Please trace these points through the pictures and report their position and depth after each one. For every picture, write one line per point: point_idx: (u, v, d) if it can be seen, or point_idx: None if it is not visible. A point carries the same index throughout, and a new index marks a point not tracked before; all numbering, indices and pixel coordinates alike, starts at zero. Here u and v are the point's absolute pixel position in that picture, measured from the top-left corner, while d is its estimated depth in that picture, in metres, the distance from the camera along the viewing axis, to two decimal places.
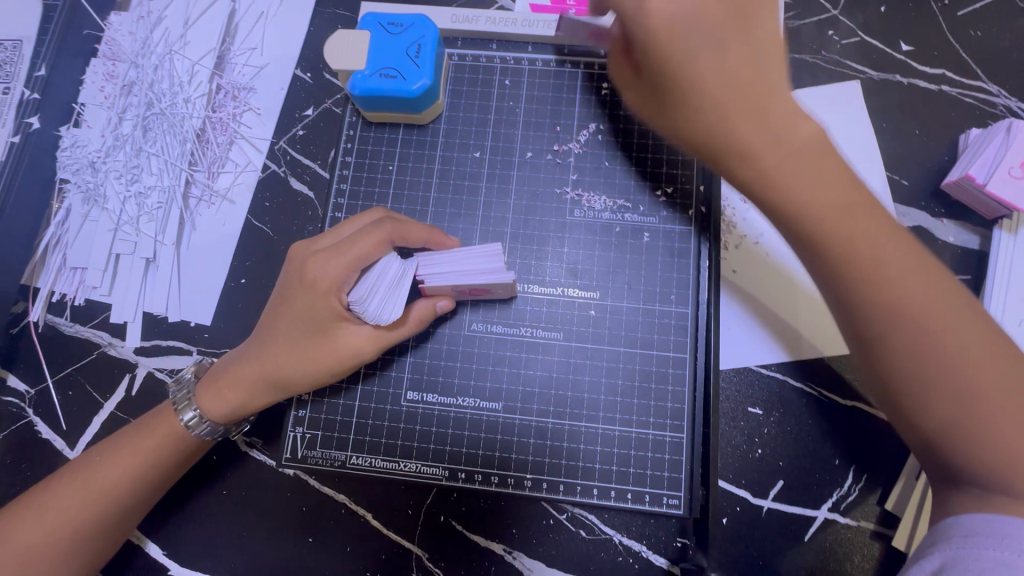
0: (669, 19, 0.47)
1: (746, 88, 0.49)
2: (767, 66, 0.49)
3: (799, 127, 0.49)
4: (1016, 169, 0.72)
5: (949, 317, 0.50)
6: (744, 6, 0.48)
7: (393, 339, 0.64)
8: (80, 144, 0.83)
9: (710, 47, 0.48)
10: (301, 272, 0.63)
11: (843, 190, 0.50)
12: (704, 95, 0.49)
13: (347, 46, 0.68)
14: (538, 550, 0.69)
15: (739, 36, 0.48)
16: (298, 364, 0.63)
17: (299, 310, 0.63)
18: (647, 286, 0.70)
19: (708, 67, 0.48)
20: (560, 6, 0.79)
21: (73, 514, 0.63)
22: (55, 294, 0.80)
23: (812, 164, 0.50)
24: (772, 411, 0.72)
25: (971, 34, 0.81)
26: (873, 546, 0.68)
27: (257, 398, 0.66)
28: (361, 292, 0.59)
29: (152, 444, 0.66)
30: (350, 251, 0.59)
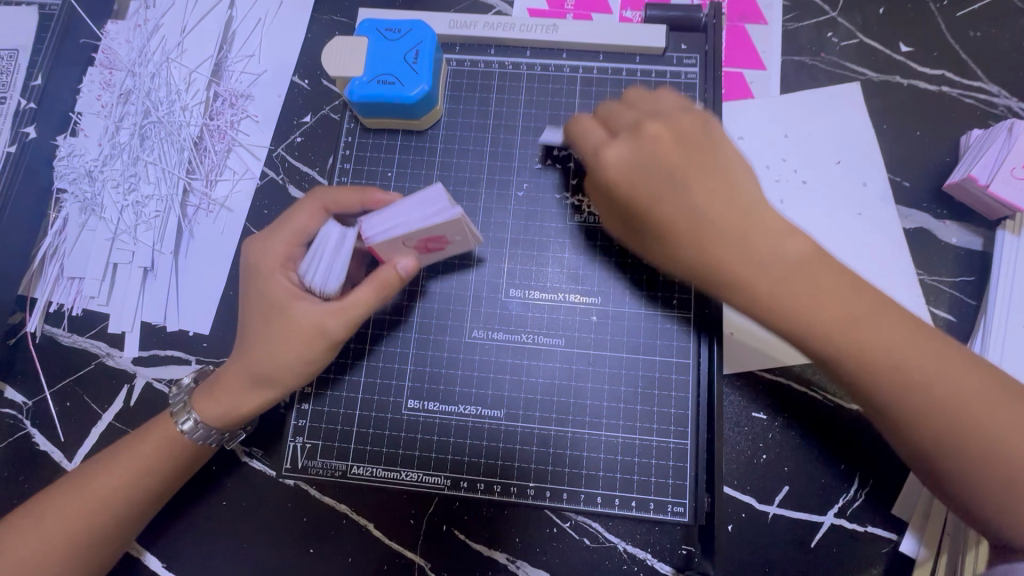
0: (625, 180, 0.53)
1: (722, 219, 0.50)
2: (739, 194, 0.51)
3: (789, 249, 0.50)
4: (1019, 170, 0.71)
5: (990, 403, 0.48)
6: (698, 148, 0.53)
7: (354, 310, 0.61)
8: (77, 153, 0.83)
9: (671, 190, 0.51)
10: (247, 266, 0.65)
11: (846, 303, 0.50)
12: (683, 226, 0.51)
13: (344, 54, 0.68)
14: (541, 560, 0.69)
15: (698, 172, 0.52)
16: (270, 354, 0.62)
17: (259, 302, 0.63)
18: (649, 290, 0.69)
19: (674, 208, 0.51)
20: (558, 11, 0.83)
21: (71, 525, 0.62)
22: (53, 304, 0.79)
23: (810, 281, 0.50)
24: (777, 416, 0.71)
25: (971, 34, 0.81)
26: (882, 551, 0.68)
27: (245, 399, 0.64)
28: (306, 262, 0.61)
29: (148, 453, 0.65)
30: (289, 226, 0.64)
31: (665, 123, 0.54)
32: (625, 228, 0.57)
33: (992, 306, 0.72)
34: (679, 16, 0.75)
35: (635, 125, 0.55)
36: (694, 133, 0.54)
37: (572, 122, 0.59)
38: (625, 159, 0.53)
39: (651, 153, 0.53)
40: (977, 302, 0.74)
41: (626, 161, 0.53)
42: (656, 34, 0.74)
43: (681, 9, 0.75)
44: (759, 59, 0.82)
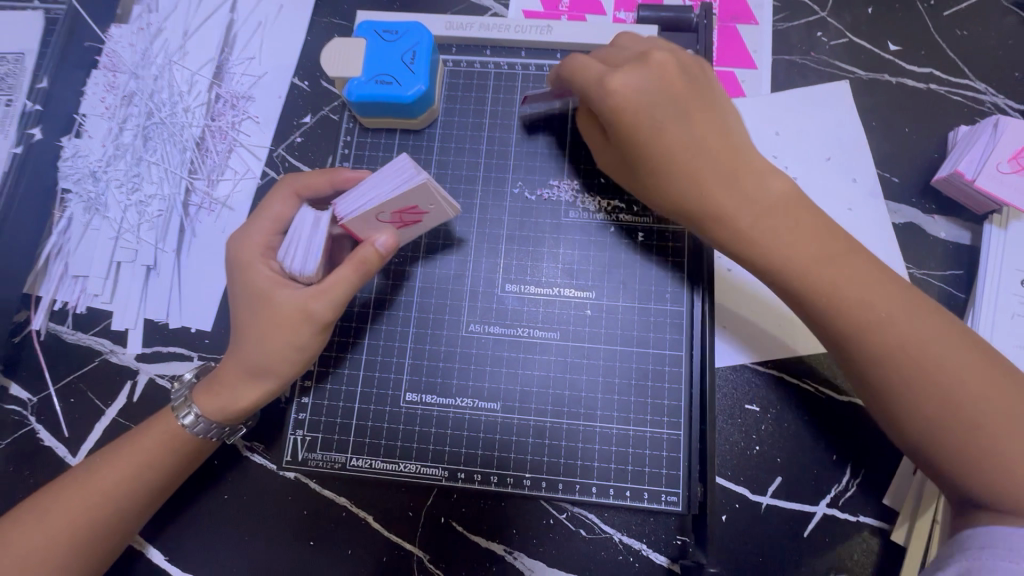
0: (632, 108, 0.57)
1: (714, 150, 0.57)
2: (729, 135, 0.58)
3: (768, 184, 0.57)
4: (1005, 165, 0.73)
5: (954, 353, 0.52)
6: (701, 90, 0.59)
7: (339, 289, 0.62)
8: (81, 154, 0.84)
9: (676, 118, 0.57)
10: (234, 260, 0.66)
11: (813, 233, 0.56)
12: (677, 152, 0.57)
13: (343, 54, 0.70)
14: (538, 551, 0.70)
15: (700, 109, 0.58)
16: (261, 343, 0.63)
17: (244, 293, 0.65)
18: (643, 285, 0.70)
19: (676, 134, 0.57)
20: (553, 13, 0.85)
21: (75, 516, 0.63)
22: (57, 302, 0.81)
23: (788, 211, 0.56)
24: (769, 408, 0.72)
25: (958, 34, 0.83)
26: (874, 541, 0.69)
27: (239, 391, 0.65)
28: (283, 249, 0.64)
29: (150, 443, 0.67)
30: (266, 215, 0.67)
31: (672, 56, 0.60)
32: (618, 155, 0.62)
33: (980, 298, 0.73)
34: (671, 17, 0.77)
35: (643, 57, 0.60)
36: (698, 80, 0.60)
37: (568, 62, 0.63)
38: (636, 88, 0.57)
39: (661, 82, 0.58)
40: (965, 295, 0.75)
41: (636, 87, 0.57)
42: (649, 34, 0.76)
43: (673, 10, 0.77)
44: (750, 58, 0.84)
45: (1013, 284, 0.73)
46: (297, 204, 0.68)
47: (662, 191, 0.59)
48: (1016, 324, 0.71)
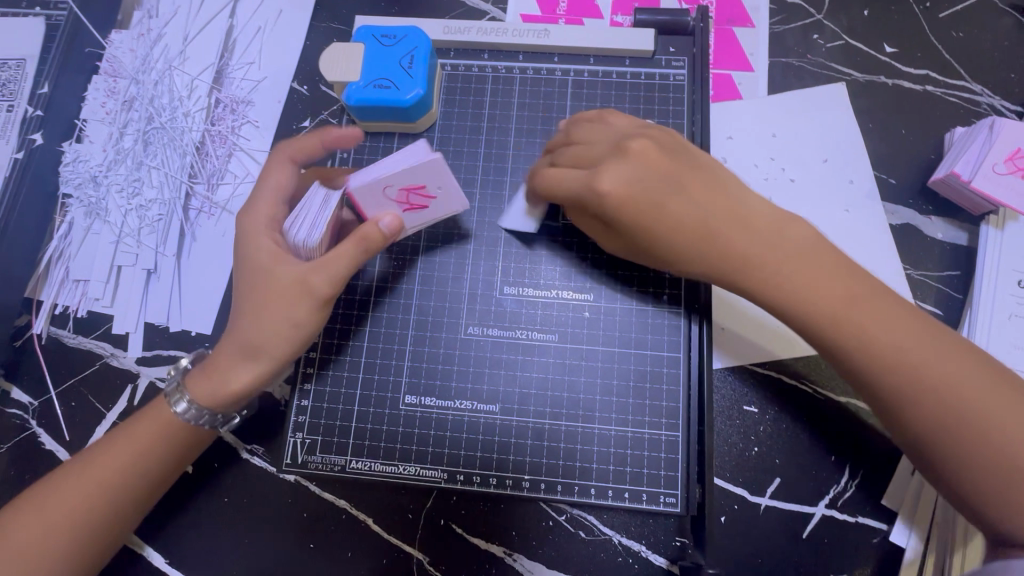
0: (632, 195, 0.57)
1: (722, 213, 0.58)
2: (727, 191, 0.59)
3: (785, 234, 0.58)
4: (1001, 166, 0.73)
5: (984, 390, 0.54)
6: (688, 166, 0.60)
7: (338, 265, 0.61)
8: (82, 159, 0.85)
9: (675, 193, 0.58)
10: (236, 235, 0.66)
11: (836, 276, 0.57)
12: (686, 228, 0.57)
13: (342, 60, 0.70)
14: (538, 552, 0.70)
15: (694, 181, 0.59)
16: (259, 320, 0.63)
17: (244, 269, 0.64)
18: (640, 286, 0.71)
19: (682, 208, 0.57)
20: (551, 17, 0.85)
21: (75, 506, 0.63)
22: (58, 306, 0.81)
23: (811, 262, 0.57)
24: (767, 409, 0.72)
25: (953, 35, 0.83)
26: (873, 542, 0.69)
27: (234, 371, 0.65)
28: (290, 219, 0.64)
29: (152, 429, 0.67)
30: (269, 189, 0.67)
31: (649, 140, 0.60)
32: (626, 241, 0.62)
33: (978, 299, 0.73)
34: (668, 20, 0.77)
35: (619, 147, 0.60)
36: (679, 150, 0.61)
37: (546, 173, 0.62)
38: (626, 178, 0.57)
39: (651, 166, 0.58)
40: (962, 296, 0.75)
41: (627, 173, 0.57)
42: (645, 37, 0.76)
43: (669, 13, 0.78)
44: (747, 61, 0.84)
45: (1010, 284, 0.74)
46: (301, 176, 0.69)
47: (684, 264, 0.59)
48: (1013, 324, 0.72)
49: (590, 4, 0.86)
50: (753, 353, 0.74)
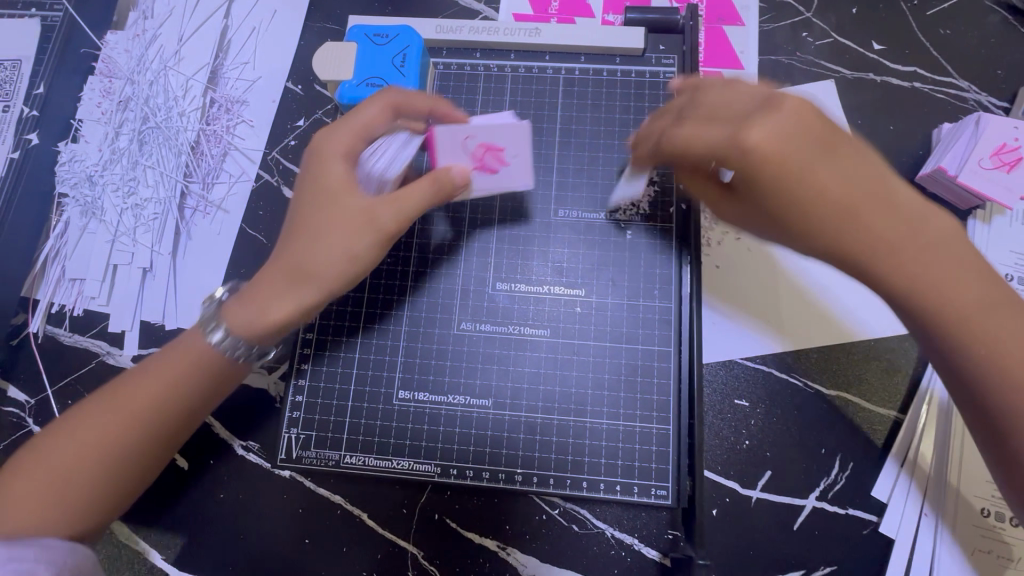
0: (779, 151, 0.51)
1: (871, 190, 0.53)
2: (874, 167, 0.54)
3: (928, 222, 0.53)
4: (986, 161, 0.73)
5: None
6: (833, 134, 0.53)
7: (412, 201, 0.62)
8: (78, 158, 0.85)
9: (825, 158, 0.52)
10: (312, 162, 0.65)
11: (971, 275, 0.53)
12: (829, 201, 0.52)
13: (335, 58, 0.72)
14: (531, 546, 0.70)
15: (845, 146, 0.53)
16: (324, 247, 0.62)
17: (312, 197, 0.64)
18: (631, 282, 0.71)
19: (829, 178, 0.52)
20: (543, 16, 0.86)
21: (104, 441, 0.58)
22: (55, 305, 0.82)
23: (947, 255, 0.53)
24: (758, 403, 0.73)
25: (940, 33, 0.84)
26: (863, 534, 0.69)
27: (285, 306, 0.62)
28: (370, 146, 0.67)
29: (175, 365, 0.61)
30: (356, 121, 0.65)
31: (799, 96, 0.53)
32: (748, 207, 0.58)
33: None
34: (658, 18, 0.78)
35: (767, 101, 0.53)
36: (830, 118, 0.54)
37: (679, 128, 0.57)
38: (776, 131, 0.51)
39: (800, 124, 0.52)
40: None
41: (776, 129, 0.51)
42: (634, 35, 0.77)
43: (659, 12, 0.78)
44: (737, 59, 0.85)
45: None
46: (391, 117, 0.66)
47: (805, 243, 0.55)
48: None
49: (582, 3, 0.87)
50: (829, 312, 0.75)
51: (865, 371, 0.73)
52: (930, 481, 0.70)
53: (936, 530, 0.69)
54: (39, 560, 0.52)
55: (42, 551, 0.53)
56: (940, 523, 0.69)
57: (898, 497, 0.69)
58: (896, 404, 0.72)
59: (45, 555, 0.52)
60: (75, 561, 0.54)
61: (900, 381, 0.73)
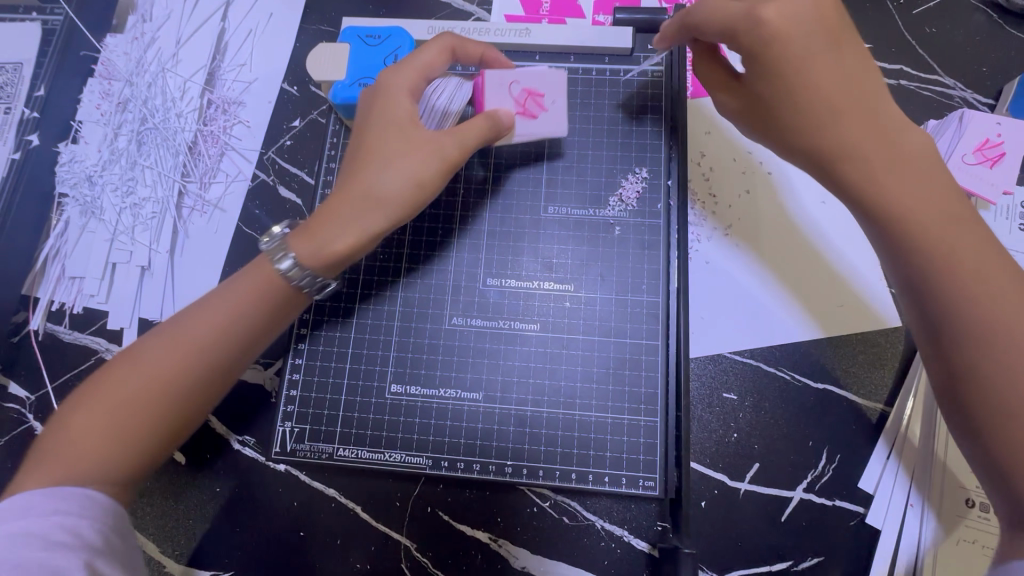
0: (787, 32, 0.59)
1: (859, 92, 0.60)
2: (873, 79, 0.60)
3: (909, 135, 0.59)
4: (970, 156, 0.74)
5: None
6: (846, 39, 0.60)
7: (471, 131, 0.66)
8: (78, 159, 0.87)
9: (827, 51, 0.59)
10: (378, 97, 0.66)
11: (942, 189, 0.57)
12: (824, 96, 0.59)
13: (328, 58, 0.73)
14: (522, 537, 0.71)
15: (851, 49, 0.60)
16: (394, 172, 0.63)
17: (381, 127, 0.65)
18: (620, 277, 0.72)
19: (824, 68, 0.59)
20: (534, 17, 0.87)
21: (196, 352, 0.58)
22: (55, 303, 0.83)
23: (923, 167, 0.58)
24: (746, 396, 0.74)
25: (926, 31, 0.85)
26: (850, 525, 0.70)
27: (355, 231, 0.62)
28: (432, 85, 0.72)
29: (217, 314, 0.59)
30: (419, 60, 0.67)
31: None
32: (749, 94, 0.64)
33: None
34: (645, 19, 0.79)
35: None
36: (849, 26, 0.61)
37: (701, 7, 0.62)
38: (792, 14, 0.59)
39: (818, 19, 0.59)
40: None
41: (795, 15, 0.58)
42: (623, 35, 0.79)
43: (647, 12, 0.80)
44: None
45: None
46: (448, 59, 0.70)
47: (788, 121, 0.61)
48: None
49: (572, 4, 0.88)
50: (842, 256, 0.78)
51: (851, 364, 0.74)
52: (917, 468, 0.71)
53: (921, 516, 0.69)
54: (83, 516, 0.52)
55: (84, 506, 0.52)
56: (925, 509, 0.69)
57: (885, 483, 0.70)
58: (883, 397, 0.73)
59: (87, 512, 0.52)
60: (114, 520, 0.54)
61: (886, 375, 0.74)
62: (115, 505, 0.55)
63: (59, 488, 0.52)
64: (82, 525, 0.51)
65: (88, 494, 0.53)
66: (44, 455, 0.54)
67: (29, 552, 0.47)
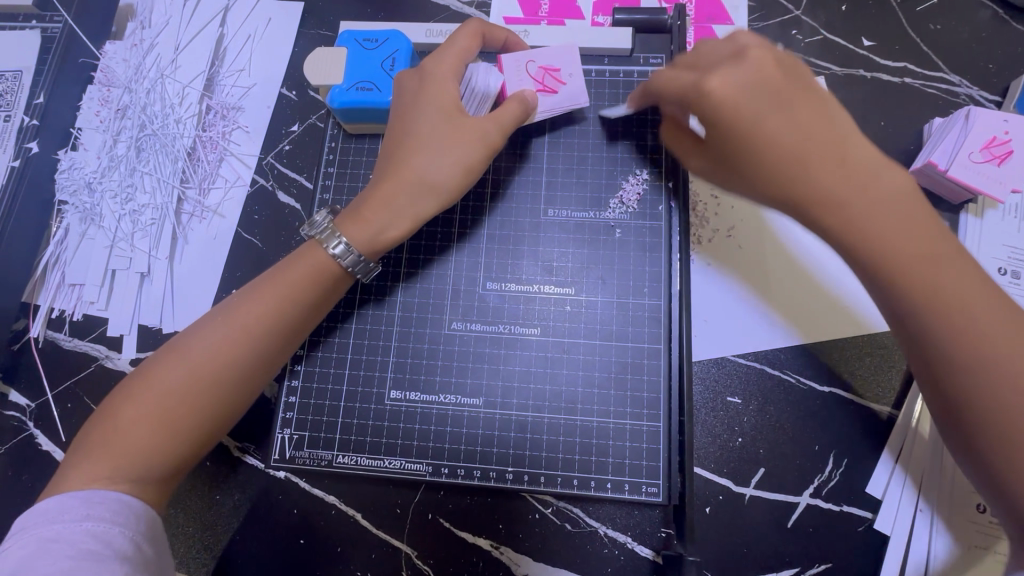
0: (733, 97, 0.55)
1: (826, 144, 0.54)
2: (840, 123, 0.55)
3: (889, 178, 0.52)
4: (977, 155, 0.73)
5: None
6: (797, 81, 0.56)
7: (507, 113, 0.67)
8: (77, 166, 0.87)
9: (780, 110, 0.55)
10: (419, 83, 0.67)
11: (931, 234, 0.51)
12: (779, 151, 0.54)
13: (325, 63, 0.72)
14: (524, 545, 0.70)
15: (803, 99, 0.55)
16: (438, 155, 0.65)
17: (426, 111, 0.65)
18: (621, 280, 0.71)
19: (778, 125, 0.54)
20: (533, 19, 0.87)
21: (227, 352, 0.59)
22: (55, 310, 0.83)
23: (903, 213, 0.52)
24: (751, 400, 0.73)
25: (931, 28, 0.84)
26: (858, 530, 0.69)
27: (402, 220, 0.65)
28: (469, 70, 0.69)
29: (253, 314, 0.61)
30: (451, 50, 0.68)
31: (768, 50, 0.57)
32: (713, 156, 0.60)
33: None
34: (645, 19, 0.79)
35: (736, 52, 0.57)
36: (804, 73, 0.57)
37: (661, 76, 0.64)
38: (735, 82, 0.56)
39: (759, 75, 0.56)
40: None
41: (733, 78, 0.55)
42: (623, 35, 0.78)
43: (648, 12, 0.79)
44: None
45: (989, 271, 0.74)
46: (478, 46, 0.70)
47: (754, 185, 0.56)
48: None
49: (572, 5, 0.88)
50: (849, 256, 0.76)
51: (858, 367, 0.73)
52: (926, 475, 0.69)
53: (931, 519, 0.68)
54: (115, 522, 0.52)
55: (117, 513, 0.53)
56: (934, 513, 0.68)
57: (894, 486, 0.69)
58: (891, 401, 0.72)
59: (119, 518, 0.53)
60: (145, 529, 0.54)
61: (894, 377, 0.72)
62: (148, 511, 0.56)
63: (97, 492, 0.53)
64: (112, 532, 0.52)
65: (124, 499, 0.54)
66: (89, 452, 0.55)
67: (60, 560, 0.48)
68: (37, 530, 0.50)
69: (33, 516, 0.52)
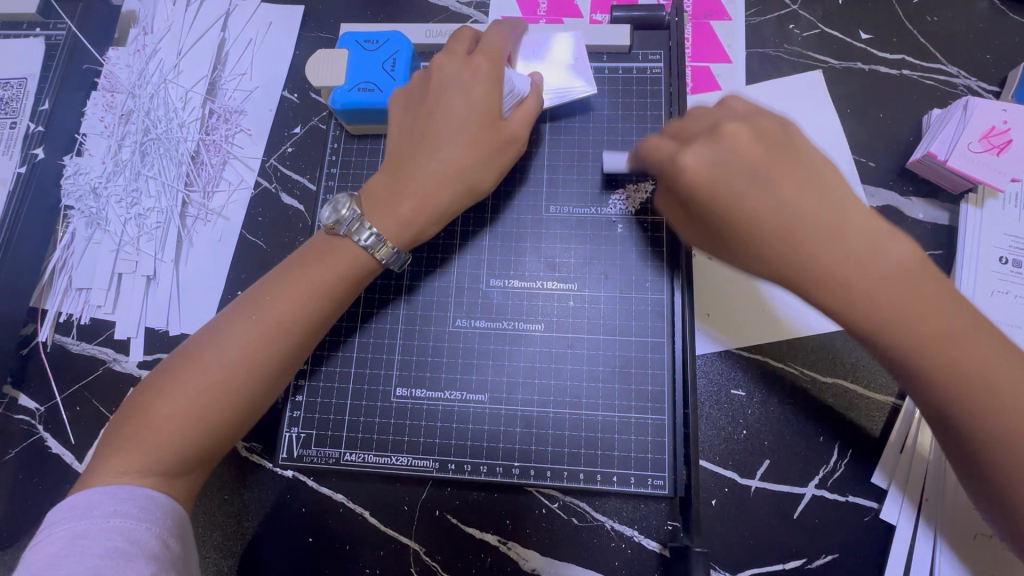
0: (713, 176, 0.55)
1: (812, 219, 0.53)
2: (828, 194, 0.54)
3: (888, 251, 0.52)
4: (976, 144, 0.73)
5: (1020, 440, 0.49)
6: (777, 148, 0.56)
7: (532, 107, 0.68)
8: (83, 171, 0.88)
9: (758, 187, 0.54)
10: (465, 72, 0.66)
11: (934, 308, 0.51)
12: (769, 230, 0.53)
13: (326, 65, 0.72)
14: (532, 540, 0.71)
15: (786, 172, 0.55)
16: (479, 156, 0.65)
17: (471, 104, 0.65)
18: (623, 275, 0.72)
19: (762, 204, 0.54)
20: (532, 18, 0.88)
21: (255, 351, 0.60)
22: (62, 314, 0.84)
23: (902, 287, 0.51)
24: (755, 393, 0.73)
25: (928, 20, 0.84)
26: (864, 520, 0.69)
27: (440, 212, 0.65)
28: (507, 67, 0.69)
29: (283, 311, 0.61)
30: (497, 42, 0.68)
31: (744, 123, 0.57)
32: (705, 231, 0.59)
33: (961, 275, 0.74)
34: (642, 15, 0.79)
35: (713, 128, 0.57)
36: (777, 139, 0.56)
37: (645, 142, 0.62)
38: (706, 160, 0.55)
39: (740, 153, 0.55)
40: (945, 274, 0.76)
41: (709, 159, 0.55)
42: (621, 33, 0.78)
43: (645, 9, 0.79)
44: (725, 52, 0.86)
45: (989, 261, 0.75)
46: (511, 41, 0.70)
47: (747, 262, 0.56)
48: (995, 300, 0.73)
49: (570, 4, 0.88)
50: None
51: (860, 359, 0.73)
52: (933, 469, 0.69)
53: (935, 519, 0.68)
54: (141, 519, 0.53)
55: (143, 509, 0.54)
56: (940, 505, 0.68)
57: (899, 482, 0.69)
58: (895, 390, 0.72)
59: (145, 515, 0.54)
60: (172, 524, 0.55)
61: None
62: (175, 507, 0.57)
63: (127, 486, 0.54)
64: (140, 529, 0.52)
65: (151, 496, 0.55)
66: (122, 447, 0.56)
67: (87, 558, 0.49)
68: (66, 527, 0.51)
69: (61, 512, 0.52)
